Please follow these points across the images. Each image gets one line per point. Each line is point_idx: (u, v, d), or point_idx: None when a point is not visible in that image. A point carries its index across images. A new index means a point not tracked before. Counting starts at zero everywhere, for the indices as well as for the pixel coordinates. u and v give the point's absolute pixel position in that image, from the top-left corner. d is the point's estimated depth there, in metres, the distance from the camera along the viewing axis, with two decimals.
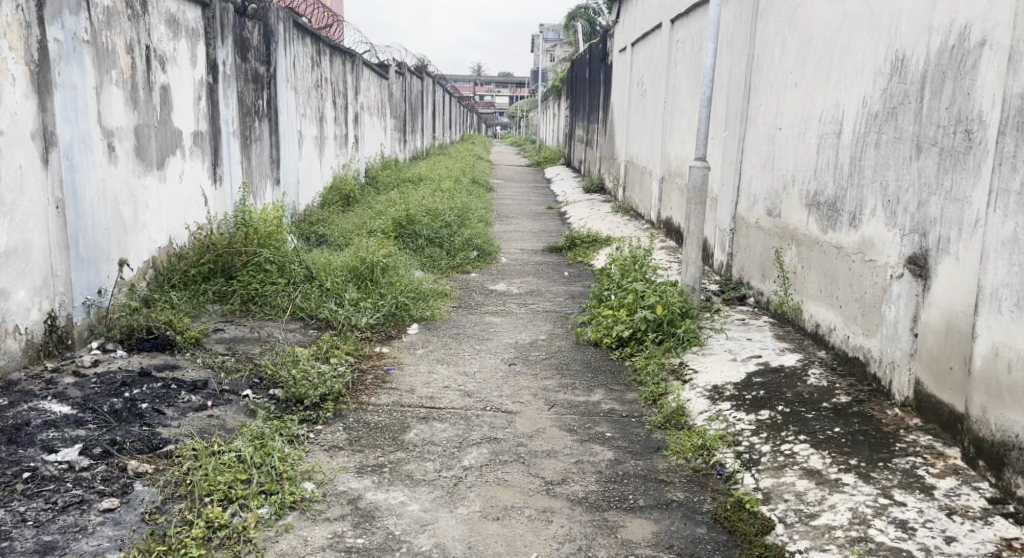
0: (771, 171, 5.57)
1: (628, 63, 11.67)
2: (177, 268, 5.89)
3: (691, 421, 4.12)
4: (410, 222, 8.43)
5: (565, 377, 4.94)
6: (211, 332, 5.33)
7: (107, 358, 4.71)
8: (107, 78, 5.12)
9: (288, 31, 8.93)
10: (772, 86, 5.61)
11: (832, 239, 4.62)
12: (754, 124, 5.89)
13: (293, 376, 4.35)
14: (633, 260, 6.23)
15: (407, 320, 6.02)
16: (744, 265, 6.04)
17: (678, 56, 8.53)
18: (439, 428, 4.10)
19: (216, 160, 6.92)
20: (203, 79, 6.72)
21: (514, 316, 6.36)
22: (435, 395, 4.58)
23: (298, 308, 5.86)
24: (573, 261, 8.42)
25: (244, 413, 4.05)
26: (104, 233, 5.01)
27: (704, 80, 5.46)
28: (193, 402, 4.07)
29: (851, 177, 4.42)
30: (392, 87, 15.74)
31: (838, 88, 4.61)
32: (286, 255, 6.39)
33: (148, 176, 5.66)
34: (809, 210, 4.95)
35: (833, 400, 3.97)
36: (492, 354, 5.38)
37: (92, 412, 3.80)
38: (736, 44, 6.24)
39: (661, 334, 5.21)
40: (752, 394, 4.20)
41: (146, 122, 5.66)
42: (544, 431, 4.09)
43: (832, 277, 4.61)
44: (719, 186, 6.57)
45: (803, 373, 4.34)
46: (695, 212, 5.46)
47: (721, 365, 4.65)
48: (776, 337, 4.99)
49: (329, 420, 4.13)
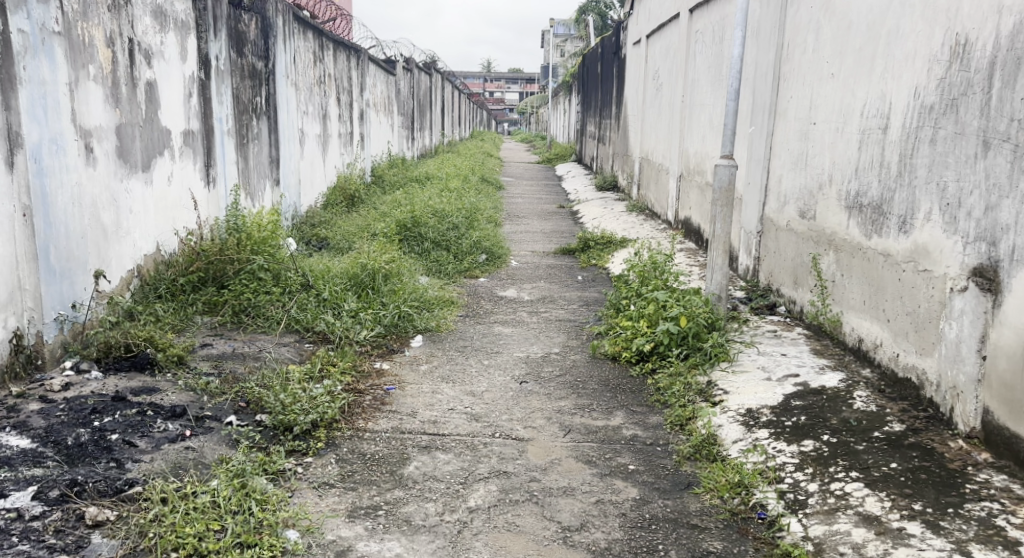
0: (804, 170, 5.12)
1: (642, 56, 11.22)
2: (165, 277, 5.49)
3: (724, 451, 3.68)
4: (416, 224, 8.03)
5: (582, 397, 4.50)
6: (198, 347, 4.92)
7: (80, 379, 4.28)
8: (84, 73, 4.72)
9: (287, 23, 8.50)
10: (804, 77, 5.17)
11: (878, 246, 4.19)
12: (783, 119, 5.46)
13: (282, 401, 3.94)
14: (653, 265, 5.76)
15: (410, 331, 5.62)
16: (773, 270, 5.59)
17: (698, 47, 8.09)
18: (442, 460, 3.68)
19: (208, 161, 6.51)
20: (195, 74, 6.31)
21: (525, 326, 5.93)
22: (440, 419, 4.16)
23: (293, 320, 5.44)
24: (586, 263, 8.02)
25: (225, 444, 3.64)
26: (81, 242, 4.62)
27: (732, 70, 5.00)
28: (169, 431, 3.67)
29: (900, 176, 3.99)
30: (399, 83, 15.28)
31: (884, 78, 4.17)
32: (281, 262, 5.99)
33: (132, 179, 5.25)
34: (850, 212, 4.52)
35: (885, 428, 3.54)
36: (502, 370, 4.94)
37: (53, 447, 3.39)
38: (763, 33, 5.79)
39: (686, 348, 4.78)
40: (791, 420, 3.77)
41: (129, 121, 5.25)
42: (558, 463, 3.66)
43: (878, 288, 4.17)
44: (744, 185, 6.11)
45: (848, 396, 3.91)
46: (723, 216, 5.03)
47: (755, 385, 4.21)
48: (814, 352, 4.56)
49: (320, 451, 3.72)
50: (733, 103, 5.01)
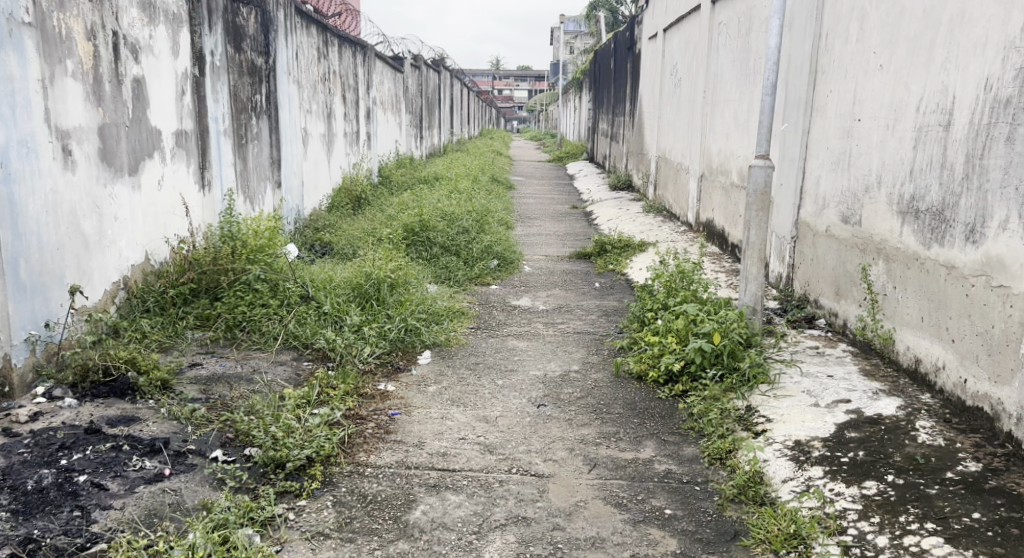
0: (844, 171, 4.69)
1: (659, 50, 10.76)
2: (154, 289, 5.08)
3: (773, 493, 3.27)
4: (424, 228, 7.59)
5: (606, 424, 4.06)
6: (186, 368, 4.50)
7: (51, 408, 3.87)
8: (61, 68, 4.33)
9: (289, 17, 8.06)
10: (844, 69, 4.73)
11: (940, 256, 3.77)
12: (821, 115, 5.01)
13: (273, 435, 3.52)
14: (680, 274, 5.33)
15: (418, 347, 5.19)
16: (809, 279, 5.15)
17: (722, 39, 7.64)
18: (453, 503, 3.28)
19: (204, 163, 6.09)
20: (188, 71, 5.89)
21: (541, 340, 5.48)
22: (450, 451, 3.73)
23: (290, 335, 5.03)
24: (603, 269, 7.57)
25: (208, 485, 3.24)
26: (56, 253, 4.21)
27: (769, 62, 4.56)
28: (146, 470, 3.27)
29: (968, 178, 3.60)
30: (407, 79, 14.80)
31: (945, 69, 3.76)
32: (280, 272, 5.57)
33: (118, 184, 4.85)
34: (902, 218, 4.09)
35: (960, 468, 3.18)
36: (517, 392, 4.51)
37: (10, 493, 3.00)
38: (798, 24, 5.35)
39: (721, 368, 4.33)
40: (848, 456, 3.37)
41: (114, 121, 4.84)
42: (584, 506, 3.27)
43: (938, 303, 3.77)
44: (775, 187, 5.65)
45: (910, 427, 3.52)
46: (758, 221, 4.59)
47: (802, 413, 3.79)
48: (864, 373, 4.11)
49: (316, 492, 3.31)
50: (770, 98, 4.57)
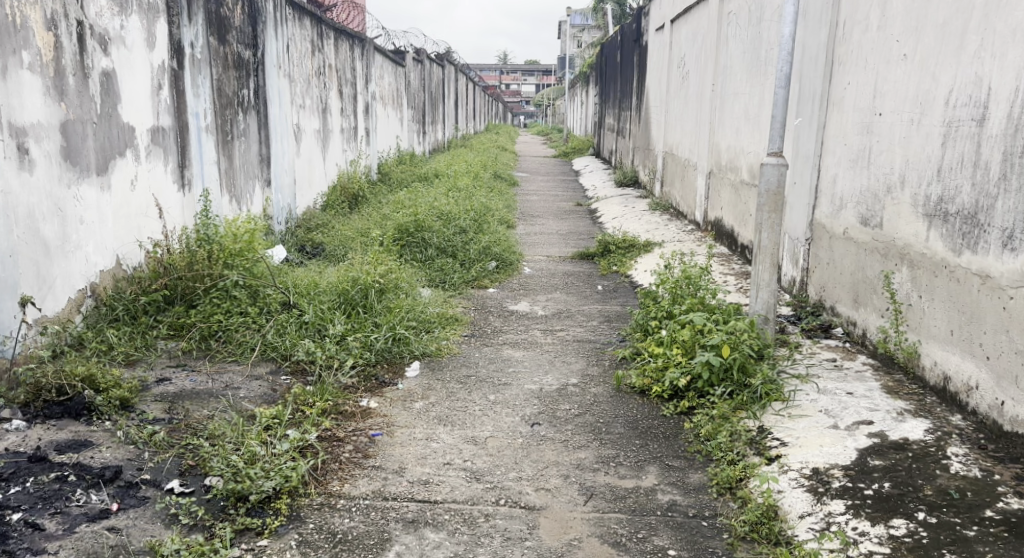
0: (864, 169, 4.32)
1: (666, 42, 10.37)
2: (124, 297, 4.75)
3: (789, 531, 2.95)
4: (418, 228, 7.24)
5: (605, 446, 3.72)
6: (152, 384, 4.16)
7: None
8: (15, 61, 4.00)
9: (279, 8, 7.68)
10: (864, 58, 4.35)
11: (972, 264, 3.42)
12: (838, 109, 4.64)
13: (235, 464, 3.19)
14: (686, 278, 4.96)
15: (405, 358, 4.85)
16: (825, 283, 4.79)
17: (732, 29, 7.26)
18: (432, 542, 2.97)
19: (183, 161, 5.74)
20: (166, 64, 5.53)
21: (539, 349, 5.13)
22: (433, 478, 3.40)
23: (269, 346, 4.71)
24: (606, 270, 7.21)
25: (159, 523, 2.94)
26: (8, 260, 3.90)
27: (784, 51, 4.19)
28: (90, 505, 2.99)
29: (1005, 179, 3.26)
30: (409, 74, 14.47)
31: (979, 57, 3.41)
32: (261, 278, 5.22)
33: (84, 184, 4.50)
34: (929, 221, 3.73)
35: (1000, 506, 2.88)
36: (510, 410, 4.16)
37: None
38: (814, 11, 4.96)
39: (730, 384, 3.97)
40: (872, 488, 3.05)
41: (79, 118, 4.50)
42: (578, 546, 2.97)
43: (970, 315, 3.42)
44: (790, 186, 5.27)
45: (941, 455, 3.19)
46: (771, 223, 4.23)
47: (821, 435, 3.44)
48: (887, 391, 3.76)
49: (279, 529, 3.00)
50: (784, 90, 4.20)
